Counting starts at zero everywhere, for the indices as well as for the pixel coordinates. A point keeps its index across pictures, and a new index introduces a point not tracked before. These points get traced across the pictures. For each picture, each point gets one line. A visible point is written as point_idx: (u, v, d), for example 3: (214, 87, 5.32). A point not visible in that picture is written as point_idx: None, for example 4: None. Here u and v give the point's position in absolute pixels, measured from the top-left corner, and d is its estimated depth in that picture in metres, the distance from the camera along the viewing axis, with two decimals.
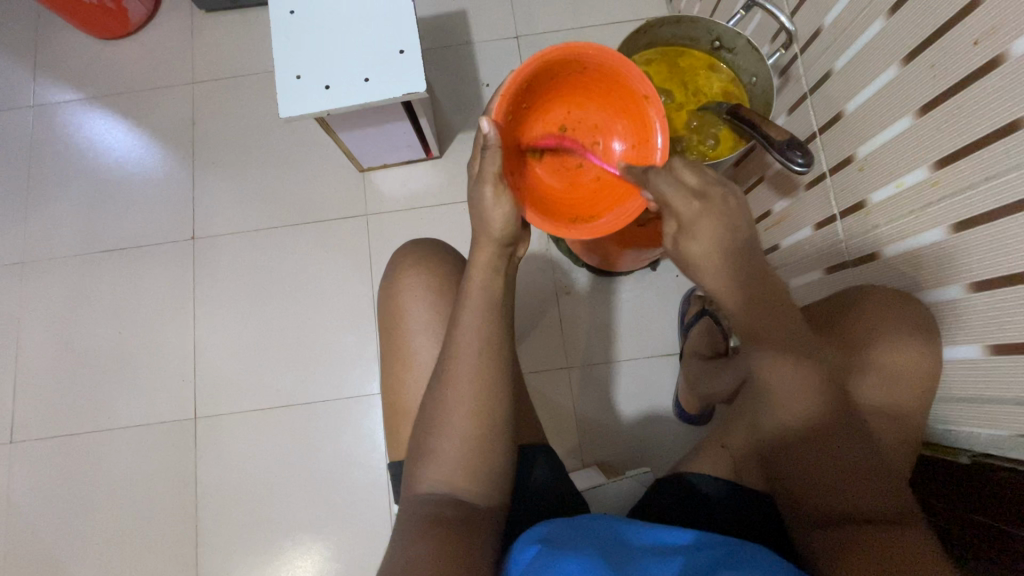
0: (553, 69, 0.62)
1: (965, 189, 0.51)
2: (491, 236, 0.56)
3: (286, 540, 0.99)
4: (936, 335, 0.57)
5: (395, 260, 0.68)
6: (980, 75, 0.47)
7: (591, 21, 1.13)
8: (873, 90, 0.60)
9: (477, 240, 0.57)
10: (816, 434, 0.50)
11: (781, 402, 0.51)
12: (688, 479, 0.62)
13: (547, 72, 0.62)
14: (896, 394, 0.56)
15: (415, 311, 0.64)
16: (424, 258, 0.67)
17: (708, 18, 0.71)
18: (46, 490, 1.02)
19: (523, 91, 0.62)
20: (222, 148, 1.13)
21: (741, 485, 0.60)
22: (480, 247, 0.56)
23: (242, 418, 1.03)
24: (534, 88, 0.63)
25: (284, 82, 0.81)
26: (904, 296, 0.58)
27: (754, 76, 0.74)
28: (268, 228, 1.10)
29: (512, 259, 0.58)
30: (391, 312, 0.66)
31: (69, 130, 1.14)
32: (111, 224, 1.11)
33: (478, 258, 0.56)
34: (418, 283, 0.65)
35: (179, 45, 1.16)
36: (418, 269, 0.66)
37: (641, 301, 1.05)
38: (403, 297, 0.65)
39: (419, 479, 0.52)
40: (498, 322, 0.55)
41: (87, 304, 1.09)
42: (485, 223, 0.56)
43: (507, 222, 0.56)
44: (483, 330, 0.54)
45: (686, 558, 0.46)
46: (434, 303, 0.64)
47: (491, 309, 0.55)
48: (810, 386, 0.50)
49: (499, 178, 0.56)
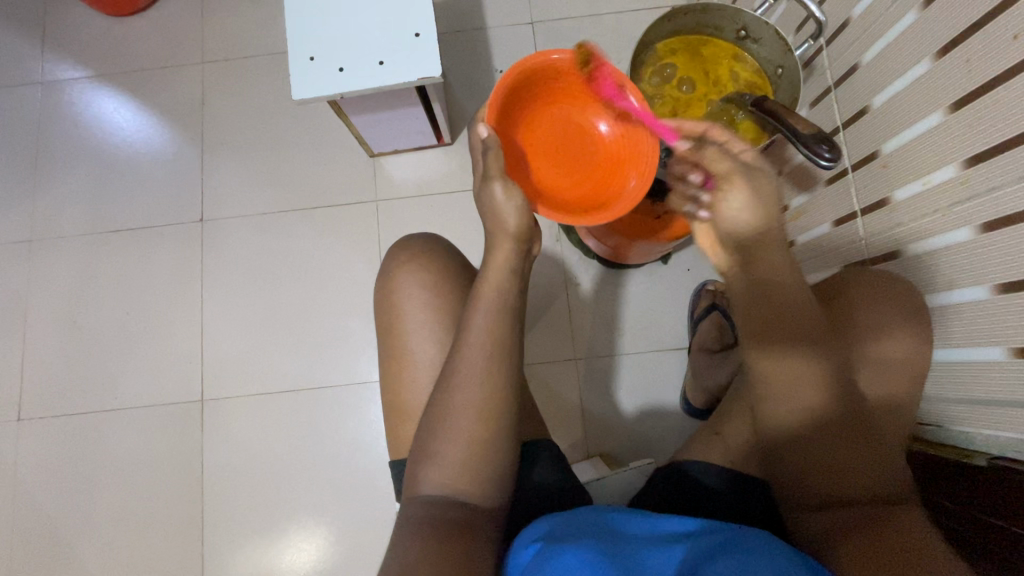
0: (537, 77, 0.65)
1: (994, 189, 0.50)
2: (507, 230, 0.58)
3: (290, 524, 0.99)
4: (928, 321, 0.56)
5: (390, 256, 0.68)
6: (1017, 72, 0.46)
7: (608, 8, 1.11)
8: (901, 86, 0.59)
9: (493, 238, 0.59)
10: (821, 424, 0.48)
11: (782, 396, 0.49)
12: (688, 470, 0.62)
13: (529, 81, 0.65)
14: (888, 381, 0.55)
15: (410, 307, 0.63)
16: (418, 254, 0.66)
17: (735, 7, 0.66)
18: (50, 469, 1.03)
19: (511, 99, 0.65)
20: (232, 128, 1.11)
21: (741, 475, 0.59)
22: (498, 243, 0.58)
23: (247, 402, 1.03)
24: (521, 93, 0.66)
25: (297, 64, 0.79)
26: (897, 282, 0.58)
27: (780, 68, 0.69)
28: (277, 212, 1.09)
29: (528, 255, 0.60)
30: (386, 310, 0.65)
31: (76, 108, 1.13)
32: (118, 204, 1.10)
33: (495, 256, 0.57)
34: (413, 280, 0.64)
35: (189, 24, 1.15)
36: (413, 264, 0.65)
37: (650, 294, 1.04)
38: (398, 295, 0.64)
39: (423, 475, 0.51)
40: (506, 320, 0.54)
41: (93, 284, 1.08)
42: (499, 218, 0.58)
43: (521, 216, 0.58)
44: (491, 328, 0.53)
45: (683, 548, 0.46)
46: (429, 300, 0.63)
47: (504, 307, 0.55)
48: (811, 378, 0.48)
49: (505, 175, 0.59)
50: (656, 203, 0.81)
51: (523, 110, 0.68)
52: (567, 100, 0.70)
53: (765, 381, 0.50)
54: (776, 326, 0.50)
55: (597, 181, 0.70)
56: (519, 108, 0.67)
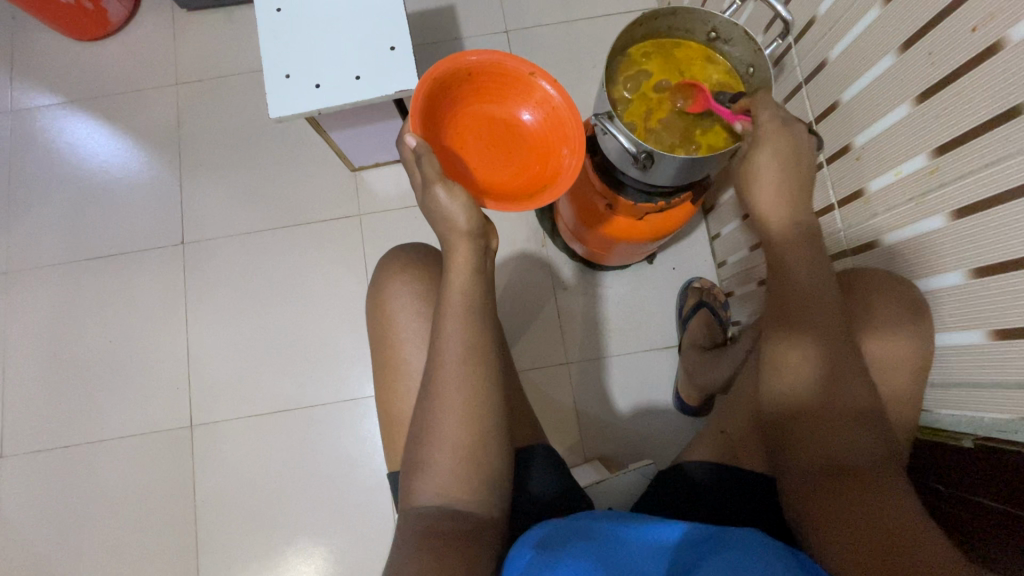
0: (446, 87, 0.64)
1: (964, 176, 0.51)
2: (460, 231, 0.56)
3: (288, 545, 0.98)
4: (926, 315, 0.57)
5: (382, 266, 0.67)
6: (979, 62, 0.47)
7: (581, 14, 1.12)
8: (869, 80, 0.60)
9: (448, 240, 0.57)
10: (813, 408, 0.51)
11: (786, 369, 0.52)
12: (682, 468, 0.64)
13: (441, 90, 0.63)
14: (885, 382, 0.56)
15: (405, 318, 0.63)
16: (411, 263, 0.65)
17: (705, 9, 0.66)
18: (37, 505, 1.00)
19: (429, 111, 0.63)
20: (209, 149, 1.11)
21: (724, 472, 0.61)
22: (455, 245, 0.56)
23: (238, 424, 1.02)
24: (437, 104, 0.64)
25: (274, 82, 0.79)
26: (900, 281, 0.58)
27: (751, 67, 0.69)
28: (259, 230, 1.08)
29: (486, 251, 0.58)
30: (380, 320, 0.64)
31: (49, 135, 1.12)
32: (97, 231, 1.09)
33: (455, 261, 0.56)
34: (405, 289, 0.63)
35: (161, 46, 1.14)
36: (404, 275, 0.64)
37: (637, 295, 1.05)
38: (392, 305, 0.63)
39: (415, 492, 0.51)
40: (483, 329, 0.54)
41: (74, 312, 1.06)
42: (449, 220, 0.56)
43: (472, 215, 0.56)
44: (468, 337, 0.53)
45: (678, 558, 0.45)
46: (423, 309, 0.63)
47: (473, 311, 0.55)
48: (812, 358, 0.51)
49: (443, 178, 0.57)
50: (636, 205, 0.76)
51: (444, 120, 0.66)
52: (488, 93, 0.67)
53: (773, 355, 0.53)
54: (794, 304, 0.53)
55: (533, 166, 0.69)
56: (440, 120, 0.65)
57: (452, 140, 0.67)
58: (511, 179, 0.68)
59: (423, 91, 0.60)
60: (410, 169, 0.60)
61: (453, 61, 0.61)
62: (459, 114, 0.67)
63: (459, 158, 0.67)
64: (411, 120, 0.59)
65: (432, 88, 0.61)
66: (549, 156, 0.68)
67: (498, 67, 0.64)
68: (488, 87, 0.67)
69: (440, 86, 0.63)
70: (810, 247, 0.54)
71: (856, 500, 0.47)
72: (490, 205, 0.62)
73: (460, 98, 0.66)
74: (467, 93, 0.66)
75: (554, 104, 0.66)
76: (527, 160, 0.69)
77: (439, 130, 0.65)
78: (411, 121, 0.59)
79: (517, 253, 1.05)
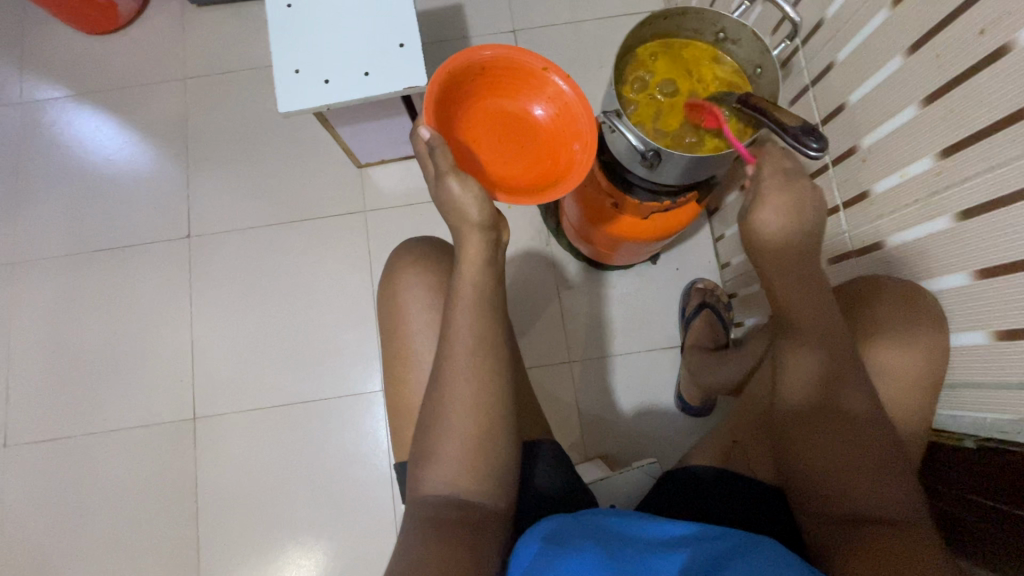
0: (460, 80, 0.64)
1: (969, 178, 0.51)
2: (472, 222, 0.57)
3: (288, 540, 0.98)
4: (941, 324, 0.58)
5: (393, 260, 0.67)
6: (986, 65, 0.48)
7: (588, 15, 1.13)
8: (875, 82, 0.61)
9: (460, 231, 0.58)
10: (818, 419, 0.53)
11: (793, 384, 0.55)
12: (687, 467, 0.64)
13: (454, 83, 0.64)
14: (887, 389, 0.57)
15: (415, 311, 0.63)
16: (422, 257, 0.66)
17: (714, 9, 0.67)
18: (38, 496, 1.01)
19: (442, 104, 0.63)
20: (216, 143, 1.11)
21: (728, 471, 0.62)
22: (467, 237, 0.57)
23: (241, 418, 1.02)
24: (450, 97, 0.65)
25: (283, 77, 0.79)
26: (915, 289, 0.59)
27: (759, 67, 0.70)
28: (265, 225, 1.08)
29: (498, 245, 0.59)
30: (390, 313, 0.64)
31: (56, 127, 1.12)
32: (102, 223, 1.09)
33: (468, 254, 0.57)
34: (417, 282, 0.64)
35: (170, 40, 1.15)
36: (415, 269, 0.65)
37: (640, 295, 1.05)
38: (403, 297, 0.64)
39: (422, 483, 0.51)
40: (492, 321, 0.55)
41: (78, 304, 1.07)
42: (462, 212, 0.57)
43: (484, 207, 0.57)
44: (477, 328, 0.54)
45: (689, 552, 0.45)
46: (433, 302, 0.63)
47: (483, 302, 0.55)
48: (816, 372, 0.54)
49: (456, 170, 0.57)
50: (643, 204, 0.77)
51: (457, 113, 0.66)
52: (501, 88, 0.68)
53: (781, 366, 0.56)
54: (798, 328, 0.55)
55: (544, 161, 0.69)
56: (453, 113, 0.66)
57: (464, 134, 0.67)
58: (523, 173, 0.69)
59: (438, 83, 0.61)
60: (423, 161, 0.60)
61: (468, 54, 0.62)
62: (472, 107, 0.68)
63: (471, 151, 0.67)
64: (425, 111, 0.59)
65: (446, 80, 0.62)
66: (561, 151, 0.68)
67: (511, 61, 0.65)
68: (501, 82, 0.67)
69: (454, 79, 0.63)
70: (810, 274, 0.56)
71: (867, 525, 0.49)
72: (502, 197, 0.62)
73: (473, 92, 0.67)
74: (480, 87, 0.67)
75: (567, 98, 0.66)
76: (538, 155, 0.69)
77: (451, 123, 0.65)
78: (426, 112, 0.59)
79: (522, 252, 1.06)
